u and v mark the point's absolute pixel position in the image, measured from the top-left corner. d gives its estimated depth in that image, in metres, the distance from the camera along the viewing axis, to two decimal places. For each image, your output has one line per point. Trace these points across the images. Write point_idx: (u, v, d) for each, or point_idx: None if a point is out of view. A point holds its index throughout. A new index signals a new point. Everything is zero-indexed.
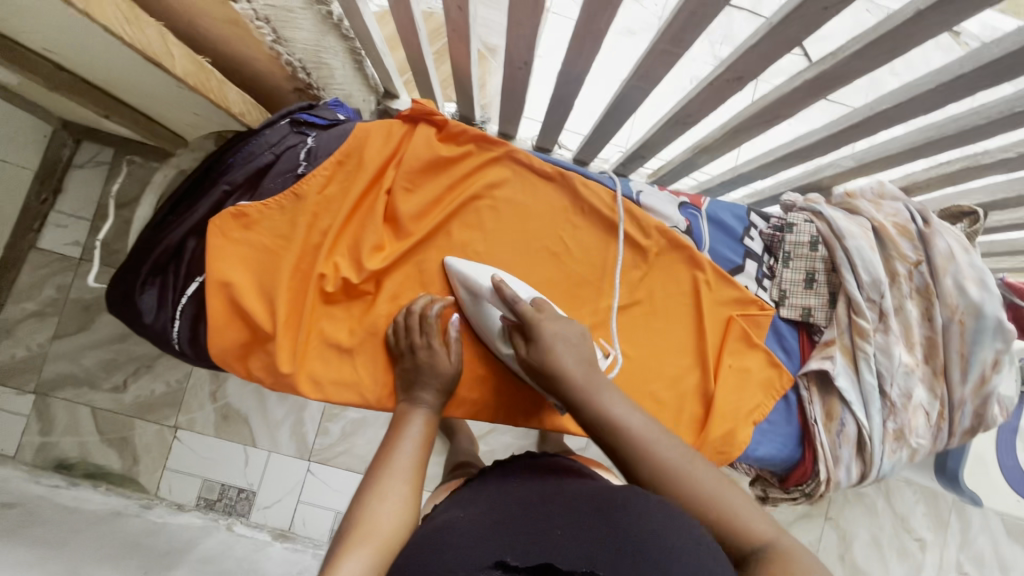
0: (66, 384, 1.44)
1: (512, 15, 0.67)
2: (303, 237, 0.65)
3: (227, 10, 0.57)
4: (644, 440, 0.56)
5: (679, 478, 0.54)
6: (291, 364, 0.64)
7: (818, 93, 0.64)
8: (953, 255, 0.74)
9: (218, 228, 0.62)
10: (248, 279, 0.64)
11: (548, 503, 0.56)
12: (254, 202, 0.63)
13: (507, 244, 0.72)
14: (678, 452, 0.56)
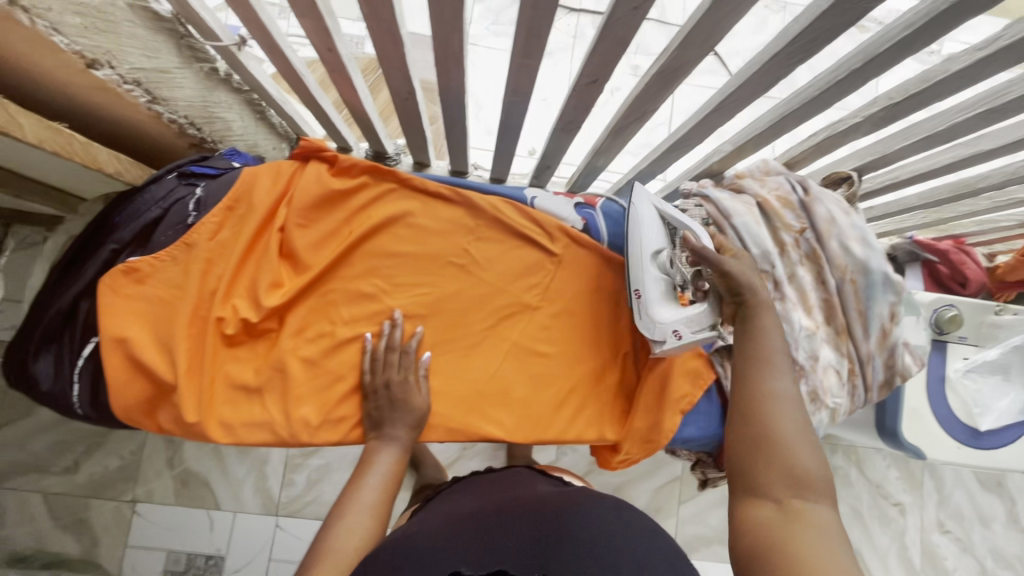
0: (14, 473, 1.40)
1: (380, 49, 0.71)
2: (198, 285, 0.65)
3: (88, 77, 0.61)
4: (767, 361, 0.60)
5: (774, 398, 0.57)
6: (197, 412, 0.64)
7: (669, 85, 0.69)
8: (833, 218, 0.78)
9: (108, 285, 0.63)
10: (145, 332, 0.64)
11: (509, 511, 0.56)
12: (144, 256, 0.64)
13: (412, 267, 0.73)
14: (793, 387, 0.59)
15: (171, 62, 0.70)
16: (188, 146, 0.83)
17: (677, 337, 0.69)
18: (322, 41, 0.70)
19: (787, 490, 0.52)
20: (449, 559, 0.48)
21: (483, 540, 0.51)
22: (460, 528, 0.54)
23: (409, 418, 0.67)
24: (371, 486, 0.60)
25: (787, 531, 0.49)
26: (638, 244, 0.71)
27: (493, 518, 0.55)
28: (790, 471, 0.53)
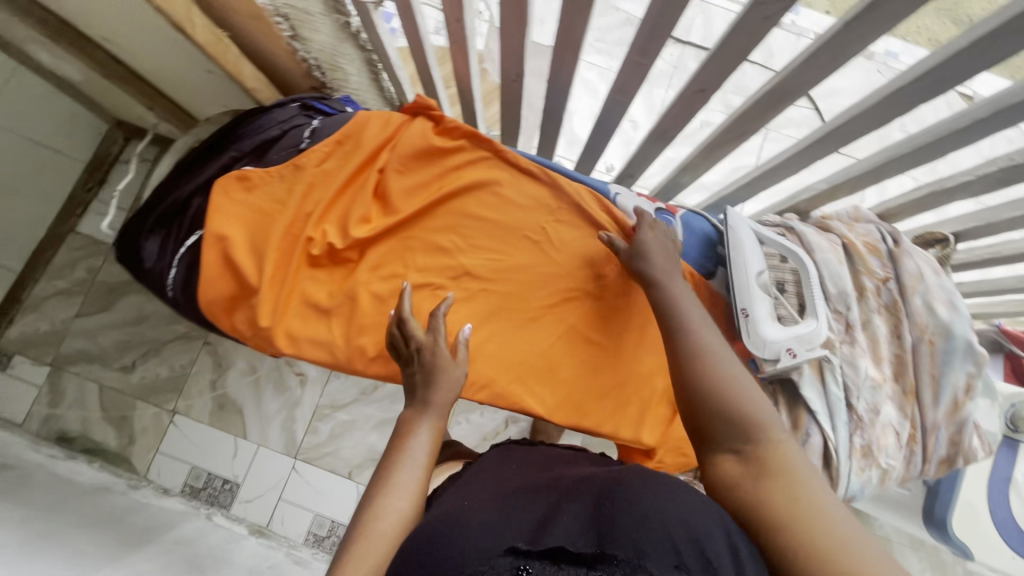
0: (80, 360, 1.52)
1: (503, 27, 0.75)
2: (297, 205, 0.71)
3: (249, 4, 0.68)
4: (687, 322, 0.60)
5: (705, 356, 0.57)
6: (271, 318, 0.69)
7: (775, 108, 0.69)
8: (921, 274, 0.75)
9: (222, 187, 0.69)
10: (243, 236, 0.69)
11: (562, 490, 0.54)
12: (257, 168, 0.70)
13: (486, 229, 0.76)
14: (719, 341, 0.58)
15: (316, 7, 0.76)
16: (309, 89, 0.89)
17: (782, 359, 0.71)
18: (453, 10, 0.74)
19: (744, 440, 0.51)
20: (504, 536, 0.46)
21: (534, 514, 0.50)
22: (517, 503, 0.53)
23: (450, 382, 0.65)
24: (411, 464, 0.58)
25: (762, 488, 0.48)
26: (749, 266, 0.73)
27: (543, 498, 0.53)
28: (741, 424, 0.52)
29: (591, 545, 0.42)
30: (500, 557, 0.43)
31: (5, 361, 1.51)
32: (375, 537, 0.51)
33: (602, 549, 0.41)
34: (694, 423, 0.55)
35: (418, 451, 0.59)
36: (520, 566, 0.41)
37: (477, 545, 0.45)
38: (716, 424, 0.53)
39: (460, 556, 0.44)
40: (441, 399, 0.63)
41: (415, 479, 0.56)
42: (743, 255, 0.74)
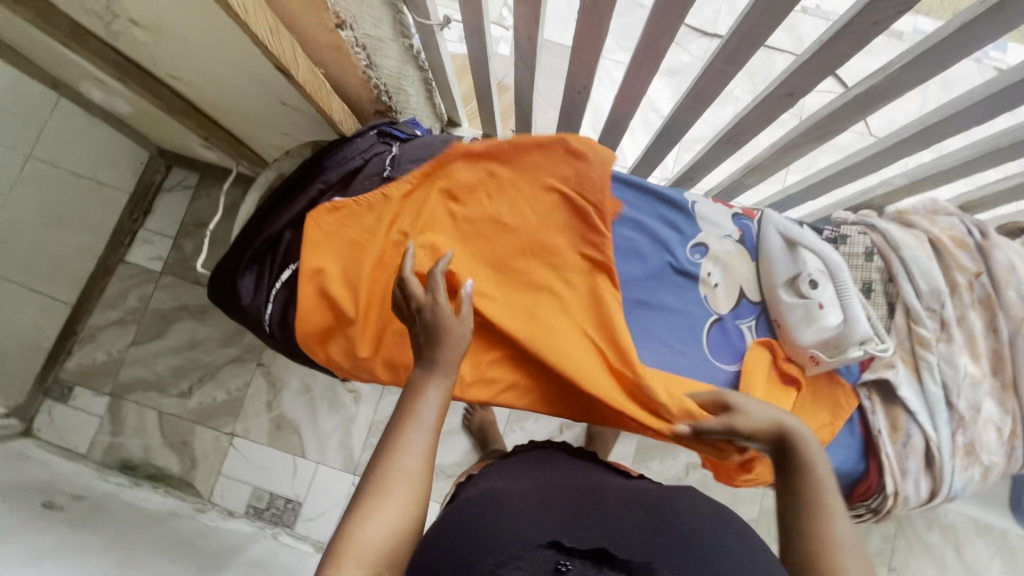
0: (137, 388, 1.55)
1: (577, 42, 0.75)
2: (386, 233, 0.71)
3: (335, 37, 0.67)
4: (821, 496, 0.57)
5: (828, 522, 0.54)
6: (369, 348, 0.70)
7: (866, 109, 0.68)
8: (1014, 267, 0.74)
9: (314, 220, 0.70)
10: (336, 266, 0.70)
11: (606, 499, 0.53)
12: (346, 197, 0.71)
13: (580, 253, 0.72)
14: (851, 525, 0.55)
15: (387, 33, 0.77)
16: (373, 114, 0.88)
17: (814, 360, 0.73)
18: (527, 29, 0.74)
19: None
20: (545, 528, 0.46)
21: (578, 521, 0.47)
22: (558, 505, 0.51)
23: (456, 341, 0.61)
24: (424, 429, 0.55)
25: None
26: (769, 277, 0.76)
27: (591, 505, 0.52)
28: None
29: (641, 554, 0.42)
30: (541, 550, 0.41)
31: (66, 393, 1.54)
32: (389, 496, 0.50)
33: (651, 561, 0.41)
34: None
35: (431, 412, 0.56)
36: (562, 563, 0.39)
37: (521, 533, 0.45)
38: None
39: (495, 547, 0.42)
40: (451, 355, 0.60)
41: (425, 442, 0.54)
42: (766, 265, 0.77)
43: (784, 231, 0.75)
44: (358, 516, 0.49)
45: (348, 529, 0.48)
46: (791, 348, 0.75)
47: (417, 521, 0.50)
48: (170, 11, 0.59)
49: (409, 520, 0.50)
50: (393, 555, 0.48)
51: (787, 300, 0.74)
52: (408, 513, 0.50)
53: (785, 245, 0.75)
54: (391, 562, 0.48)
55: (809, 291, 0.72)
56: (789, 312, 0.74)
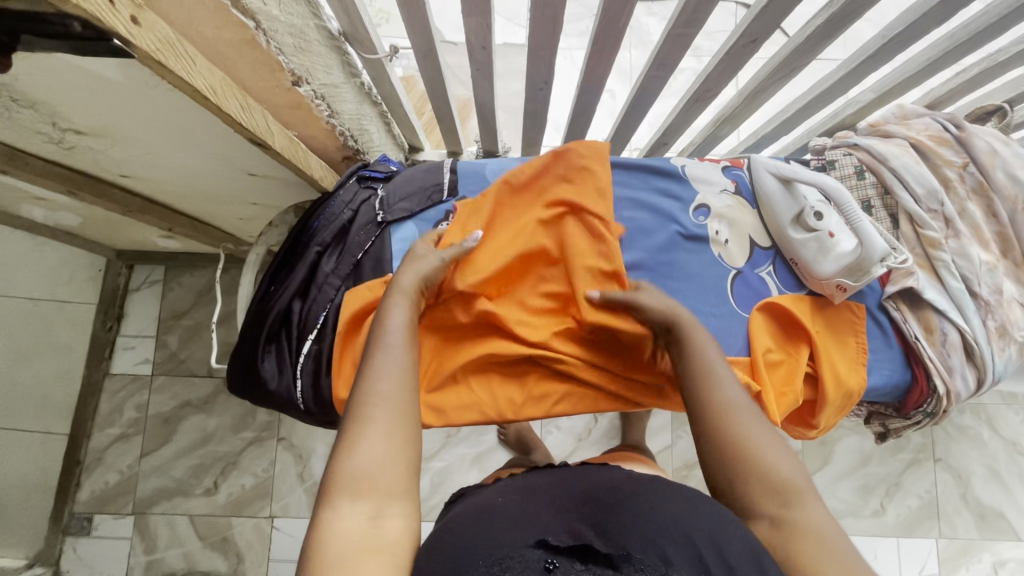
0: (160, 499, 1.48)
1: (532, 40, 0.74)
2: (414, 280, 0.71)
3: (293, 96, 0.64)
4: (712, 373, 0.57)
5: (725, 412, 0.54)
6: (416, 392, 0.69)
7: (827, 39, 0.69)
8: (995, 149, 0.76)
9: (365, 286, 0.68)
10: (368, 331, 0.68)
11: (580, 499, 0.50)
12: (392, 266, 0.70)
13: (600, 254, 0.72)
14: (744, 395, 0.55)
15: (339, 77, 0.75)
16: (342, 160, 0.85)
17: (841, 289, 0.74)
18: (480, 38, 0.73)
19: (774, 500, 0.48)
20: (532, 528, 0.45)
21: (557, 515, 0.47)
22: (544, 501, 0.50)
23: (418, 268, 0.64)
24: (389, 353, 0.56)
25: (786, 545, 0.46)
26: (776, 220, 0.78)
27: (566, 497, 0.51)
28: (772, 480, 0.49)
29: (618, 547, 0.41)
30: (530, 550, 0.41)
31: (86, 525, 1.46)
32: (373, 417, 0.51)
33: (628, 553, 0.40)
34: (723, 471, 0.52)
35: (393, 333, 0.57)
36: (550, 562, 0.39)
37: (506, 534, 0.44)
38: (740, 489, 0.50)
39: (485, 545, 0.42)
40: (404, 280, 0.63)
41: (395, 362, 0.55)
42: (769, 210, 0.79)
43: (776, 170, 0.76)
44: (341, 452, 0.49)
45: (335, 466, 0.48)
46: (816, 282, 0.76)
47: (403, 450, 0.50)
48: (118, 113, 0.55)
49: (394, 435, 0.50)
50: (375, 478, 0.48)
51: (798, 237, 0.76)
52: (392, 433, 0.50)
53: (783, 184, 0.76)
54: (386, 492, 0.48)
55: (814, 223, 0.73)
56: (801, 248, 0.76)
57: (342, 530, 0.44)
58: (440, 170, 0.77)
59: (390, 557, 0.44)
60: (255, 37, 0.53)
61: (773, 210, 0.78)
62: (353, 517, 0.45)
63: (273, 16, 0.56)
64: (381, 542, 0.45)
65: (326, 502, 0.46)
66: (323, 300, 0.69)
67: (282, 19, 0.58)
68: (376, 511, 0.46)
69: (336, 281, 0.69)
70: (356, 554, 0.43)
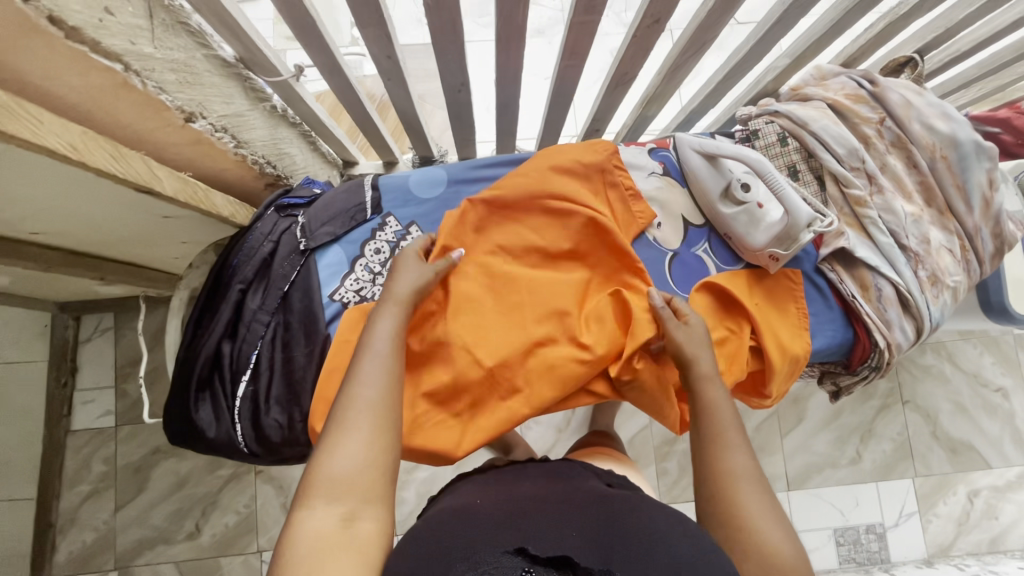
0: (143, 549, 1.44)
1: (436, 45, 0.72)
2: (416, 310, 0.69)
3: (189, 132, 0.62)
4: (722, 438, 0.58)
5: (731, 478, 0.54)
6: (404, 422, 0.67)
7: (729, 11, 0.68)
8: (909, 101, 0.77)
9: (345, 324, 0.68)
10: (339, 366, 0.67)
11: (569, 503, 0.49)
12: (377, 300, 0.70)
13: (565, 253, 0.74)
14: (751, 462, 0.56)
15: (244, 105, 0.72)
16: (264, 187, 0.83)
17: (774, 259, 0.75)
18: (382, 48, 0.70)
19: (766, 572, 0.48)
20: (510, 532, 0.43)
21: (535, 512, 0.47)
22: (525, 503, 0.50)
23: (413, 277, 0.64)
24: (376, 353, 0.56)
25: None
26: (706, 195, 0.78)
27: (550, 498, 0.51)
28: (767, 555, 0.48)
29: (599, 562, 0.40)
30: (507, 556, 0.39)
31: None
32: (351, 420, 0.51)
33: (611, 570, 0.40)
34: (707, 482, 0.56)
35: (382, 342, 0.57)
36: (527, 570, 0.38)
37: (483, 538, 0.43)
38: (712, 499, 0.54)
39: (461, 549, 0.41)
40: (398, 290, 0.62)
41: (380, 368, 0.55)
42: (699, 186, 0.79)
43: (699, 147, 0.76)
44: (324, 452, 0.50)
45: (314, 465, 0.48)
46: (751, 254, 0.76)
47: (382, 453, 0.50)
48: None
49: (376, 442, 0.51)
50: (353, 482, 0.48)
51: (728, 211, 0.76)
52: (374, 436, 0.51)
53: (710, 160, 0.76)
54: (364, 494, 0.48)
55: (747, 197, 0.73)
56: (733, 222, 0.76)
57: (315, 530, 0.45)
58: (360, 188, 0.74)
59: (364, 559, 0.45)
60: (126, 80, 0.51)
61: (703, 187, 0.78)
62: (325, 520, 0.45)
63: (148, 56, 0.53)
64: (354, 542, 0.45)
65: (301, 503, 0.46)
66: (253, 338, 0.67)
67: (160, 57, 0.55)
68: (351, 513, 0.47)
69: (264, 317, 0.67)
70: (326, 554, 0.44)
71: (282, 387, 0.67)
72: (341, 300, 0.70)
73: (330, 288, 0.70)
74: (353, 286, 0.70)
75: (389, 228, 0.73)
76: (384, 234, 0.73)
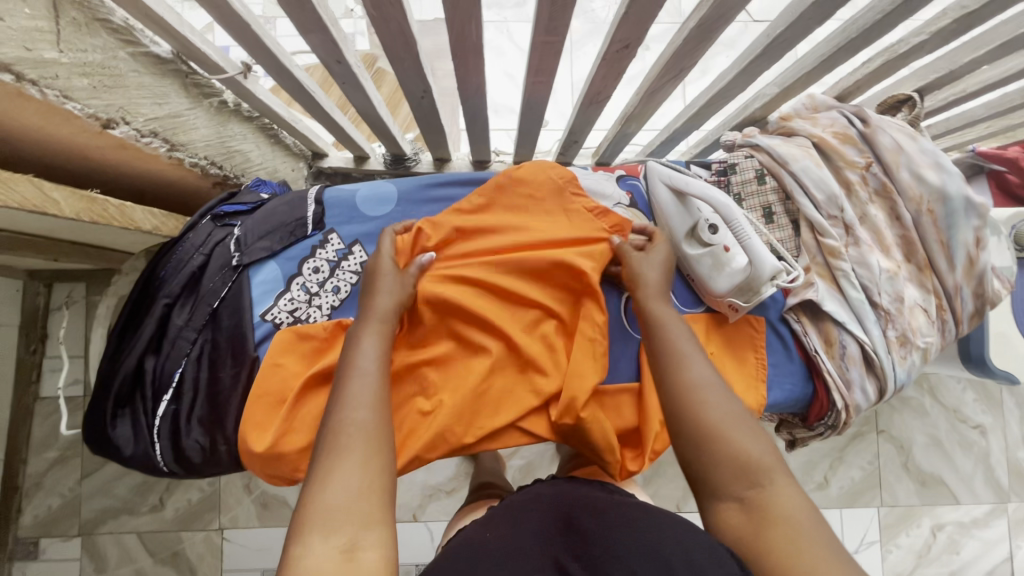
0: (107, 518, 1.26)
1: (390, 52, 0.66)
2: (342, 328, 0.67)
3: (109, 138, 0.58)
4: (689, 383, 0.54)
5: (695, 390, 0.53)
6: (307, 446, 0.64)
7: (709, 38, 0.61)
8: (900, 147, 0.71)
9: (278, 347, 0.66)
10: (267, 392, 0.65)
11: (578, 525, 0.45)
12: (313, 324, 0.67)
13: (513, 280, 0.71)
14: (726, 402, 0.52)
15: (181, 104, 0.66)
16: (213, 185, 0.81)
17: (734, 308, 0.71)
18: (330, 53, 0.65)
19: (743, 483, 0.47)
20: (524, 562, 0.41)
21: (535, 541, 0.44)
22: (529, 528, 0.46)
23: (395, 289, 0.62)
24: (366, 363, 0.53)
25: (762, 527, 0.44)
26: (671, 233, 0.73)
27: (552, 521, 0.47)
28: (739, 463, 0.48)
29: None
30: None
31: (31, 549, 1.24)
32: (339, 450, 0.46)
33: None
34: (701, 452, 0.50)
35: (367, 360, 0.54)
36: None
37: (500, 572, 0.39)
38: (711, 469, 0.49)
39: None
40: (382, 305, 0.60)
41: (369, 388, 0.51)
42: (664, 221, 0.74)
43: (668, 181, 0.71)
44: (316, 482, 0.44)
45: (307, 497, 0.44)
46: (711, 299, 0.72)
47: (379, 481, 0.45)
48: None
49: (370, 467, 0.45)
50: (354, 511, 0.43)
51: (691, 251, 0.71)
52: (367, 463, 0.46)
53: (679, 195, 0.71)
54: (361, 521, 0.42)
55: (718, 241, 0.68)
56: (697, 263, 0.70)
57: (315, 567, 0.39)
58: (303, 201, 0.71)
59: None
60: (21, 91, 0.46)
61: (669, 222, 0.73)
62: (325, 552, 0.40)
63: (50, 62, 0.48)
64: (357, 573, 0.39)
65: (295, 536, 0.41)
66: (177, 356, 0.64)
67: (67, 62, 0.50)
68: (349, 543, 0.41)
69: (190, 335, 0.64)
70: None
71: (205, 409, 0.65)
72: (273, 321, 0.67)
73: (263, 307, 0.67)
74: (287, 306, 0.68)
75: (331, 245, 0.71)
76: (325, 252, 0.70)
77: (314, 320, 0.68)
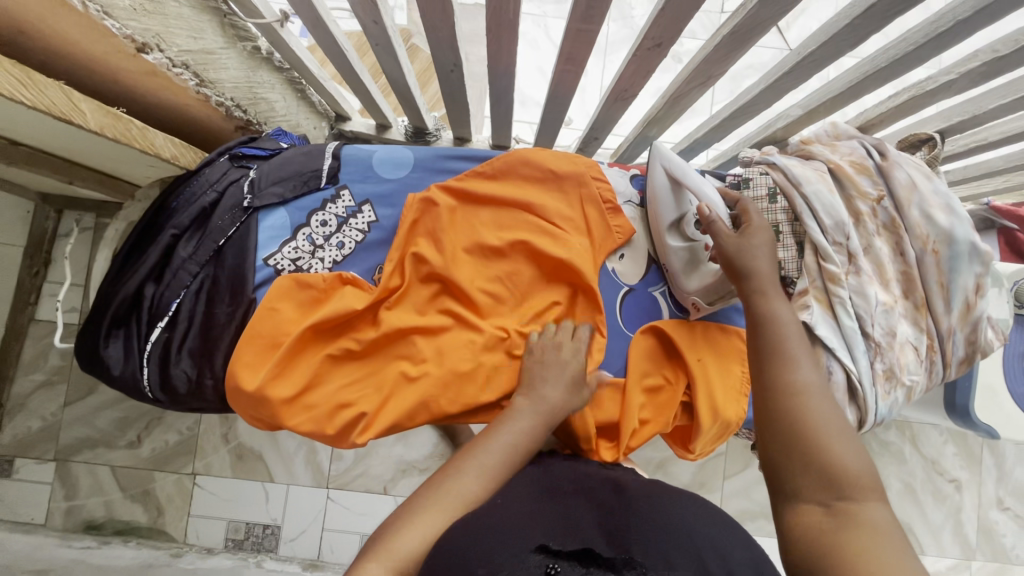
0: (84, 447, 1.27)
1: (426, 20, 0.67)
2: (338, 281, 0.68)
3: (140, 63, 0.59)
4: (799, 390, 0.53)
5: (797, 393, 0.53)
6: (291, 391, 0.65)
7: (740, 48, 0.62)
8: (914, 184, 0.72)
9: (279, 291, 0.67)
10: (261, 333, 0.65)
11: (590, 501, 0.46)
12: (314, 273, 0.68)
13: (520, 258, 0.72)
14: (835, 414, 0.52)
15: (215, 42, 0.67)
16: (235, 128, 0.83)
17: (695, 307, 0.73)
18: (368, 12, 0.66)
19: (831, 492, 0.47)
20: (534, 527, 0.41)
21: (564, 512, 0.44)
22: (541, 497, 0.47)
23: (562, 383, 0.63)
24: (503, 443, 0.54)
25: (840, 534, 0.44)
26: (657, 220, 0.73)
27: (565, 493, 0.48)
28: (829, 470, 0.48)
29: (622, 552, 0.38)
30: (529, 554, 0.37)
31: (5, 467, 1.25)
32: (430, 499, 0.47)
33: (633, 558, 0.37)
34: (794, 455, 0.50)
35: (512, 433, 0.55)
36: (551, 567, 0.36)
37: (508, 532, 0.40)
38: (797, 470, 0.50)
39: (489, 544, 0.39)
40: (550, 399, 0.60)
41: (499, 458, 0.52)
42: (653, 206, 0.73)
43: (669, 166, 0.70)
44: (404, 521, 0.46)
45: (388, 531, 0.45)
46: (678, 293, 0.74)
47: None
48: None
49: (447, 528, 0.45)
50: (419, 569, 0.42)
51: (673, 243, 0.72)
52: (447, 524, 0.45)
53: (675, 182, 0.70)
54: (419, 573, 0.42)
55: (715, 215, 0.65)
56: (676, 254, 0.72)
57: None
58: (321, 154, 0.72)
59: None
60: None
61: (658, 208, 0.72)
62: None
63: None
64: None
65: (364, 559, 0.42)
66: (177, 286, 0.65)
67: None
68: None
69: (192, 268, 0.65)
70: None
71: (197, 341, 0.66)
72: (275, 266, 0.68)
73: (266, 251, 0.68)
74: (290, 254, 0.69)
75: (342, 202, 0.72)
76: (335, 207, 0.72)
77: (314, 272, 0.70)
